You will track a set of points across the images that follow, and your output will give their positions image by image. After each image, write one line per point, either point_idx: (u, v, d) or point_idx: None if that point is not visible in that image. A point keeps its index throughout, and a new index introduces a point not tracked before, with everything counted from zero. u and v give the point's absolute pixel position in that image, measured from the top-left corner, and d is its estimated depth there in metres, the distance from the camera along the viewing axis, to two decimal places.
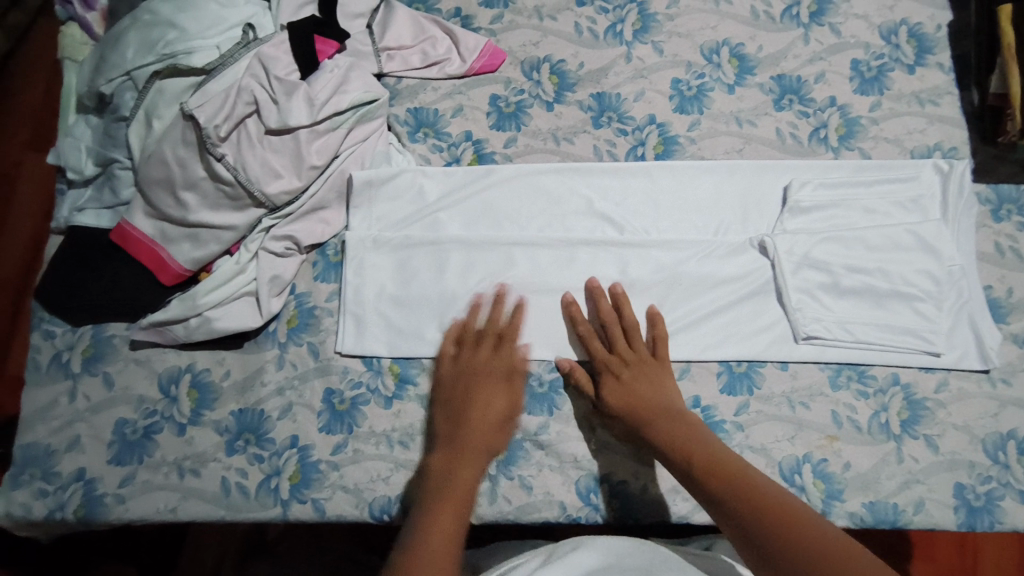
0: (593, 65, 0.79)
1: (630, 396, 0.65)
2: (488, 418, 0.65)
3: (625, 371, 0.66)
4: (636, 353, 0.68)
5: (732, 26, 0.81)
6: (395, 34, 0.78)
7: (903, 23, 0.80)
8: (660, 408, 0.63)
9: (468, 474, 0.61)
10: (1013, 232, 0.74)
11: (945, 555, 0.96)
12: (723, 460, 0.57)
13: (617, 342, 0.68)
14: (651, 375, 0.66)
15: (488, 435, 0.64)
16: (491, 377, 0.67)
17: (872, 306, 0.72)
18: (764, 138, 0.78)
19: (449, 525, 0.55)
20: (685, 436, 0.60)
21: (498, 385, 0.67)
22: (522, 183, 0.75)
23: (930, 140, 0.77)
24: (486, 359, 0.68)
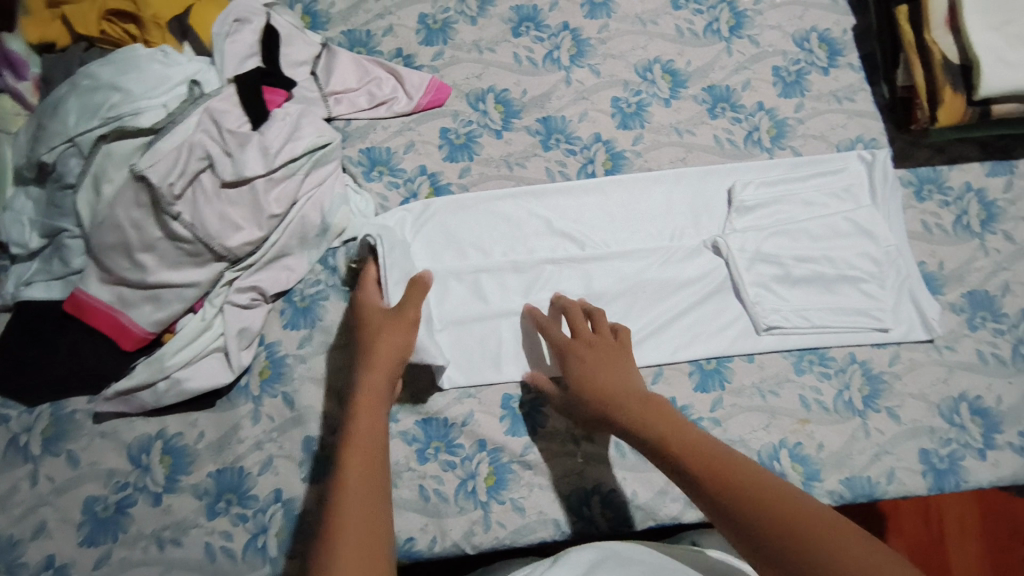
0: (536, 92, 0.82)
1: (591, 381, 0.64)
2: (377, 388, 0.60)
3: (585, 358, 0.66)
4: (599, 341, 0.67)
5: (660, 45, 0.85)
6: (340, 78, 0.79)
7: (813, 30, 0.86)
8: (621, 390, 0.62)
9: (363, 454, 0.55)
10: (937, 210, 0.80)
11: (913, 526, 1.00)
12: (702, 441, 0.55)
13: (579, 332, 0.68)
14: (610, 362, 0.65)
15: (377, 403, 0.59)
16: (383, 339, 0.64)
17: (822, 292, 0.77)
18: (703, 145, 0.82)
19: (359, 509, 0.51)
20: (657, 422, 0.58)
21: (384, 352, 0.63)
22: (481, 212, 0.77)
23: (851, 133, 0.83)
24: (378, 316, 0.66)
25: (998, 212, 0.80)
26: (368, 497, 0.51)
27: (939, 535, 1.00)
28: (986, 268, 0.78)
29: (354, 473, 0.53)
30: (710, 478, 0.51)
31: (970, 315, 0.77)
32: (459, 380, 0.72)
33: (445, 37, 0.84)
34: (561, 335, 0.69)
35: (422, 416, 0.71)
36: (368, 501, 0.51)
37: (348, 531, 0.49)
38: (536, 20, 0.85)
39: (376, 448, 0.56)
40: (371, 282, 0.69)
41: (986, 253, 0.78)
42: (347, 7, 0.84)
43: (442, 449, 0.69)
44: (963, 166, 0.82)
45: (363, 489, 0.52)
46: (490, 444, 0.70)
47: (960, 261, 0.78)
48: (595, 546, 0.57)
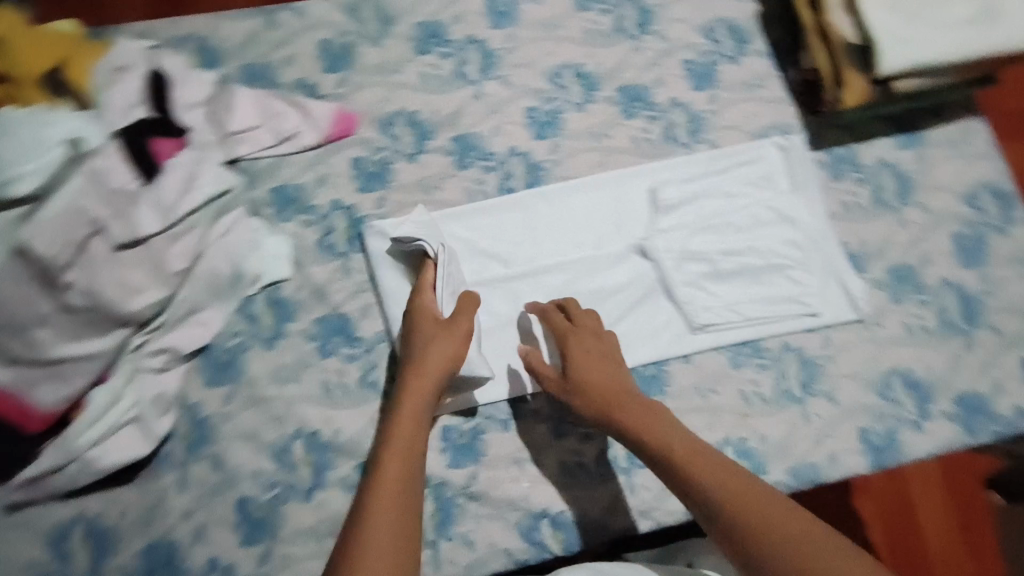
0: (447, 110, 0.80)
1: (585, 378, 0.67)
2: (418, 391, 0.64)
3: (577, 351, 0.69)
4: (598, 335, 0.70)
5: (570, 48, 0.83)
6: (240, 117, 0.75)
7: (719, 20, 0.86)
8: (615, 387, 0.67)
9: (397, 454, 0.60)
10: (854, 188, 0.81)
11: (884, 504, 0.99)
12: (685, 441, 0.61)
13: (576, 323, 0.71)
14: (603, 357, 0.69)
15: (420, 425, 0.63)
16: (426, 341, 0.66)
17: (752, 283, 0.77)
18: (622, 148, 0.81)
19: (387, 504, 0.56)
20: (647, 421, 0.63)
21: (429, 364, 0.65)
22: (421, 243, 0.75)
23: (765, 121, 0.83)
24: (427, 319, 0.68)
25: (912, 184, 0.81)
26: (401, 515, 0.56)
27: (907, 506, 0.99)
28: (906, 241, 0.79)
29: (388, 470, 0.59)
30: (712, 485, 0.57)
31: (895, 290, 0.78)
32: None
33: (347, 62, 0.80)
34: (559, 326, 0.71)
35: (359, 460, 0.69)
36: (397, 495, 0.57)
37: (376, 524, 0.55)
38: (441, 35, 0.82)
39: (411, 467, 0.59)
40: (428, 288, 0.70)
41: (905, 226, 0.80)
42: (240, 39, 0.79)
43: None
44: (875, 142, 0.82)
45: (393, 486, 0.58)
46: (433, 479, 0.69)
47: (881, 238, 0.79)
48: (587, 564, 0.59)
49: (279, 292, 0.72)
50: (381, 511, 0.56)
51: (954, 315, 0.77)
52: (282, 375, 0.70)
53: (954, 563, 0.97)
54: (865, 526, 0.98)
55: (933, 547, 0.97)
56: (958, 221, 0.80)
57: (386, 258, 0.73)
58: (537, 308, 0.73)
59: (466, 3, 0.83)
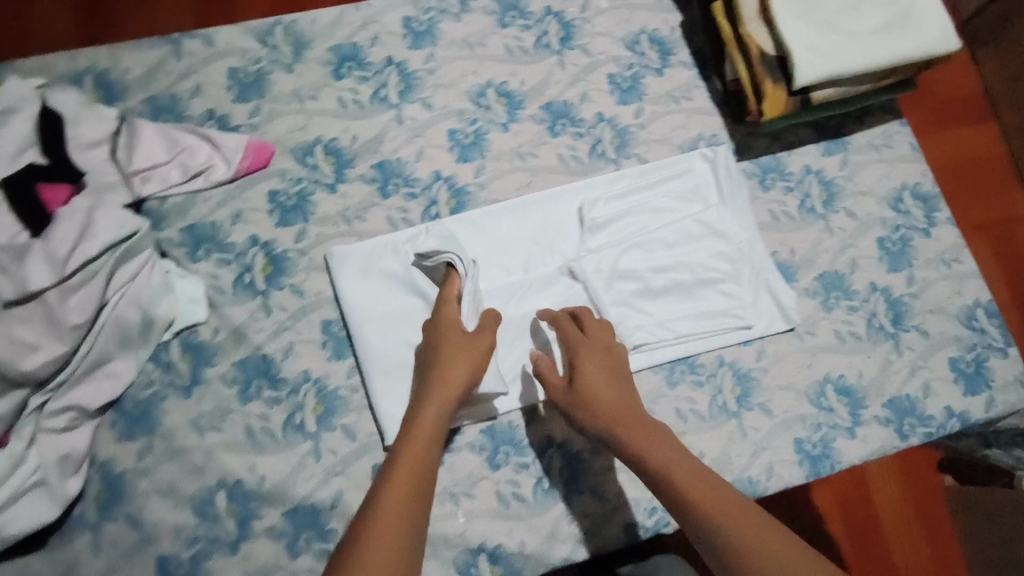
0: (366, 136, 0.77)
1: (589, 392, 0.64)
2: (439, 404, 0.61)
3: (587, 364, 0.66)
4: (610, 348, 0.68)
5: (492, 67, 0.81)
6: (146, 154, 0.71)
7: (642, 31, 0.85)
8: (622, 402, 0.64)
9: (414, 463, 0.56)
10: (782, 197, 0.81)
11: (846, 500, 0.99)
12: (689, 464, 0.58)
13: (589, 334, 0.69)
14: (613, 371, 0.66)
15: (434, 439, 0.59)
16: (449, 352, 0.64)
17: (685, 299, 0.76)
18: (548, 167, 0.79)
19: (393, 515, 0.52)
20: (653, 444, 0.59)
21: (450, 377, 0.63)
22: (368, 274, 0.72)
23: (692, 132, 0.82)
24: (453, 330, 0.65)
25: (837, 191, 0.82)
26: (404, 528, 0.51)
27: (869, 501, 1.00)
28: (833, 248, 0.80)
29: (399, 480, 0.54)
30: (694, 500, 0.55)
31: (824, 297, 0.78)
32: (325, 460, 0.68)
33: (259, 90, 0.77)
34: (572, 336, 0.69)
35: (286, 507, 0.67)
36: (406, 503, 0.53)
37: (379, 533, 0.50)
38: (358, 58, 0.79)
39: (422, 481, 0.55)
40: (453, 300, 0.68)
41: (832, 233, 0.80)
42: (144, 72, 0.76)
43: (315, 538, 0.66)
44: (801, 150, 0.83)
45: (404, 497, 0.53)
46: None
47: (809, 246, 0.80)
48: None
49: (196, 336, 0.69)
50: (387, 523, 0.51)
51: (881, 320, 0.78)
52: (200, 424, 0.67)
53: (910, 546, 0.99)
54: (823, 515, 0.99)
55: (890, 532, 0.99)
56: (882, 225, 0.81)
57: (389, 276, 0.72)
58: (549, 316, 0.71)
59: (382, 24, 0.81)
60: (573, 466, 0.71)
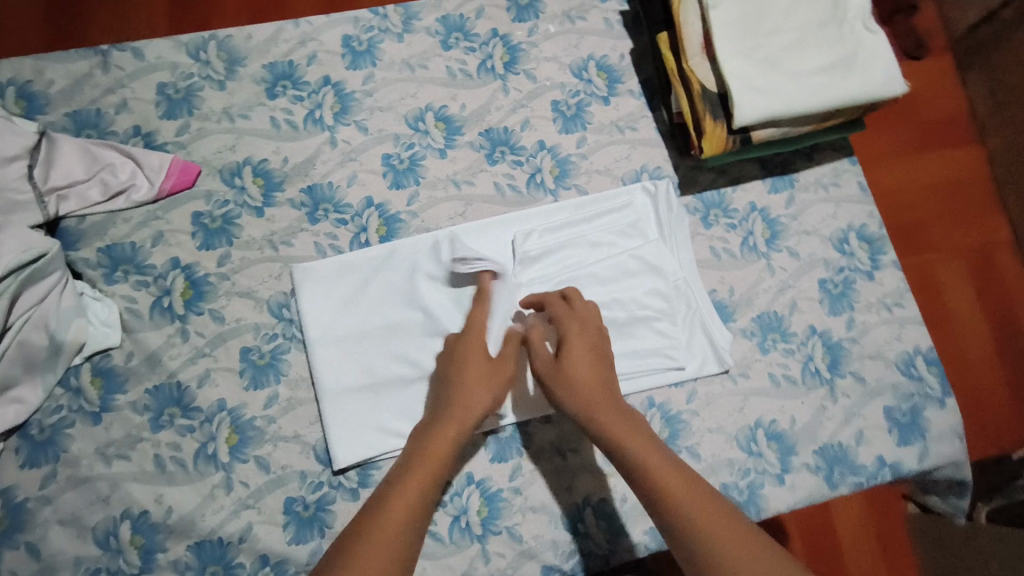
0: (298, 158, 0.75)
1: (578, 380, 0.62)
2: (455, 411, 0.60)
3: (580, 350, 0.63)
4: (602, 334, 0.66)
5: (431, 90, 0.80)
6: (63, 171, 0.69)
7: (590, 58, 0.83)
8: (607, 390, 0.62)
9: (427, 471, 0.55)
10: (724, 234, 0.79)
11: (812, 530, 0.96)
12: (659, 451, 0.56)
13: (579, 312, 0.67)
14: (602, 358, 0.64)
15: (454, 443, 0.58)
16: (468, 361, 0.63)
17: (618, 337, 0.73)
18: (484, 196, 0.77)
19: (402, 517, 0.51)
20: (631, 432, 0.58)
21: (478, 382, 0.62)
22: (324, 295, 0.71)
23: (635, 164, 0.80)
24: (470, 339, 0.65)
25: (781, 228, 0.80)
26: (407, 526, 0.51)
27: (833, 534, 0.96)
28: (773, 287, 0.78)
29: (410, 484, 0.54)
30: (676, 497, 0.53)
31: (761, 339, 0.76)
32: (235, 491, 0.66)
33: (189, 107, 0.75)
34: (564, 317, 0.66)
35: (192, 540, 0.65)
36: (417, 507, 0.52)
37: (379, 535, 0.49)
38: (293, 77, 0.77)
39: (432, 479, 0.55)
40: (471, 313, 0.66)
41: (773, 273, 0.78)
42: (70, 85, 0.74)
43: (220, 572, 0.64)
44: (746, 185, 0.81)
45: (412, 501, 0.53)
46: (273, 558, 0.65)
47: (749, 285, 0.78)
48: None
49: (108, 361, 0.68)
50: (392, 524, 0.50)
51: (818, 364, 0.76)
52: (108, 452, 0.66)
53: None
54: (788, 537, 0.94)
55: (853, 572, 0.96)
56: (825, 266, 0.79)
57: (391, 290, 0.72)
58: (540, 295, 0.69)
59: (320, 42, 0.79)
60: (491, 504, 0.69)
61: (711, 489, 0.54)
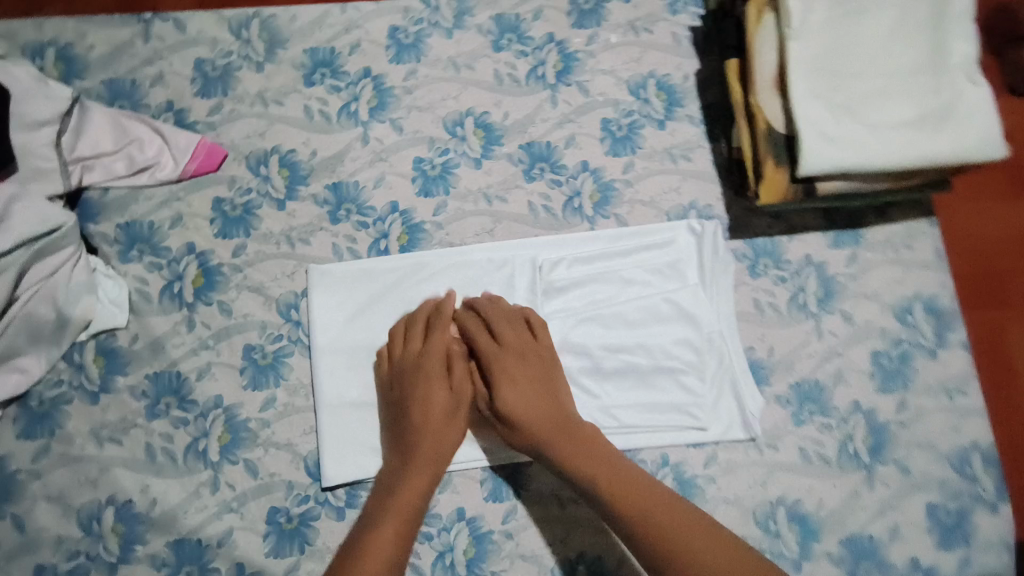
0: (327, 152, 0.72)
1: (519, 406, 0.60)
2: (426, 425, 0.60)
3: (518, 372, 0.62)
4: (542, 348, 0.64)
5: (475, 94, 0.75)
6: (91, 141, 0.68)
7: (650, 75, 0.76)
8: (559, 420, 0.59)
9: (411, 488, 0.57)
10: (771, 287, 0.71)
11: None
12: (608, 464, 0.57)
13: (506, 339, 0.63)
14: (545, 377, 0.62)
15: (424, 466, 0.59)
16: (420, 377, 0.62)
17: (638, 386, 0.68)
18: (516, 215, 0.72)
19: (390, 538, 0.54)
20: (581, 458, 0.57)
21: (436, 399, 0.61)
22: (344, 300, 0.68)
23: (684, 199, 0.73)
24: (420, 350, 0.64)
25: (838, 288, 0.72)
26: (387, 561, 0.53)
27: None
28: (819, 353, 0.70)
29: (395, 504, 0.56)
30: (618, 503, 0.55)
31: (796, 408, 0.69)
32: (221, 492, 0.65)
33: (224, 87, 0.72)
34: (496, 333, 0.64)
35: (172, 537, 0.64)
36: (401, 524, 0.55)
37: (370, 555, 0.53)
38: (333, 65, 0.74)
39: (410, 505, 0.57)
40: (421, 324, 0.65)
41: (821, 337, 0.71)
42: (108, 52, 0.72)
43: (195, 573, 0.64)
44: (805, 236, 0.72)
45: (395, 518, 0.55)
46: (249, 568, 0.64)
47: (791, 347, 0.70)
48: None
49: (113, 341, 0.66)
50: (381, 543, 0.54)
51: (857, 446, 0.69)
52: (102, 435, 0.65)
53: None
54: None
55: None
56: (883, 337, 0.71)
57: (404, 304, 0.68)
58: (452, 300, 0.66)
59: (366, 31, 0.75)
60: (479, 545, 0.66)
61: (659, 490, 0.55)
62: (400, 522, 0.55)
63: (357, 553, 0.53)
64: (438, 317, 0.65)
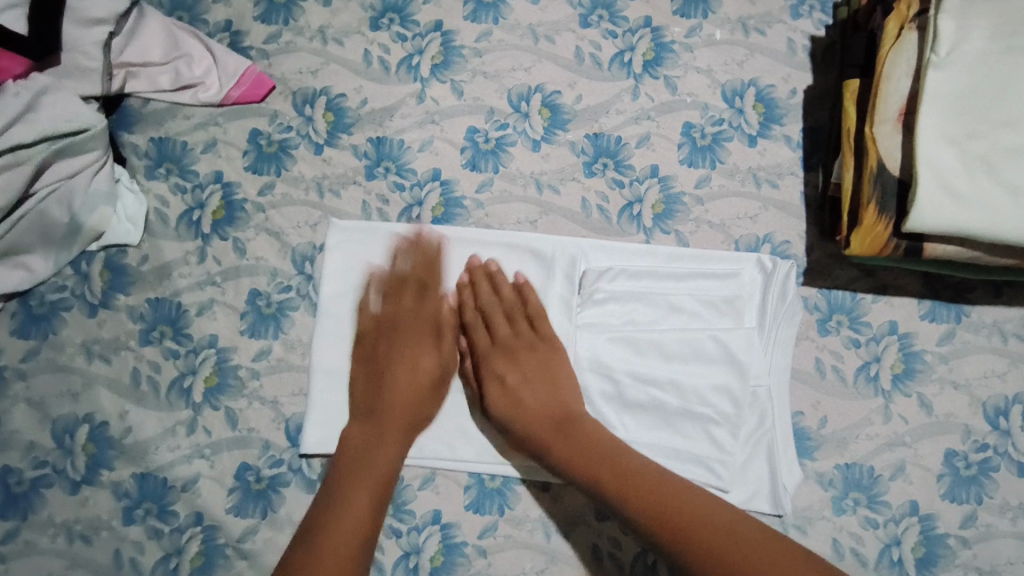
0: (377, 103, 0.66)
1: (515, 407, 0.58)
2: (410, 392, 0.59)
3: (508, 371, 0.59)
4: (542, 340, 0.60)
5: (549, 70, 0.67)
6: (140, 47, 0.64)
7: (751, 83, 0.66)
8: (556, 422, 0.56)
9: (389, 457, 0.56)
10: (841, 348, 0.61)
11: None
12: (615, 462, 0.54)
13: (496, 331, 0.61)
14: (543, 370, 0.59)
15: (402, 433, 0.58)
16: (410, 341, 0.61)
17: (661, 427, 0.59)
18: (565, 209, 0.65)
19: (365, 508, 0.53)
20: (582, 461, 0.54)
21: (414, 361, 0.60)
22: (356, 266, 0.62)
23: (760, 229, 0.64)
24: (414, 310, 0.62)
25: (921, 368, 0.61)
26: (354, 527, 0.52)
27: None
28: (880, 437, 0.60)
29: (372, 470, 0.55)
30: (646, 522, 0.51)
31: (840, 494, 0.59)
32: (195, 435, 0.60)
33: (287, 16, 0.68)
34: (492, 326, 0.61)
35: (139, 469, 0.60)
36: (377, 497, 0.54)
37: (345, 523, 0.52)
38: (404, 11, 0.68)
39: (384, 468, 0.55)
40: (410, 283, 0.62)
41: (888, 419, 0.60)
42: None
43: (152, 512, 0.59)
44: (893, 299, 0.62)
45: (370, 487, 0.54)
46: (207, 520, 0.59)
47: (849, 422, 0.60)
48: None
49: (122, 258, 0.63)
50: (354, 513, 0.53)
51: (903, 554, 0.58)
52: (93, 350, 0.62)
53: None
54: None
55: None
56: (964, 435, 0.60)
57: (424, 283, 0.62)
58: (467, 268, 0.63)
59: None
60: (448, 555, 0.59)
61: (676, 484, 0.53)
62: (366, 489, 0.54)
63: (334, 516, 0.53)
64: (432, 281, 0.62)
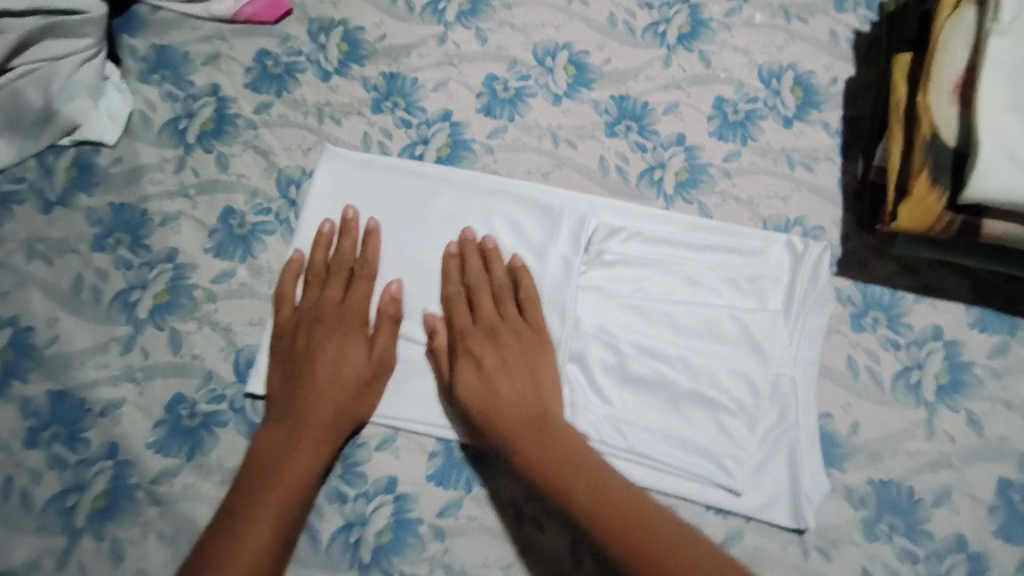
0: (395, 40, 0.63)
1: (491, 399, 0.48)
2: (332, 397, 0.49)
3: (488, 354, 0.50)
4: (528, 325, 0.52)
5: (579, 30, 0.64)
6: None
7: (790, 67, 0.63)
8: (565, 449, 0.46)
9: (303, 470, 0.47)
10: (876, 348, 0.54)
11: None
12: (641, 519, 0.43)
13: (478, 309, 0.52)
14: (529, 359, 0.50)
15: (317, 447, 0.48)
16: (331, 335, 0.51)
17: (665, 410, 0.51)
18: (581, 165, 0.60)
19: (260, 534, 0.44)
20: (602, 510, 0.43)
21: (331, 359, 0.50)
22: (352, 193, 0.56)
23: (792, 212, 0.58)
24: (337, 303, 0.52)
25: (969, 381, 0.53)
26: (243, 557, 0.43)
27: None
28: (922, 455, 0.51)
29: (276, 488, 0.46)
30: None
31: (872, 515, 0.50)
32: (128, 356, 0.53)
33: None
34: (474, 303, 0.52)
35: (56, 386, 0.52)
36: (281, 520, 0.45)
37: (236, 555, 0.43)
38: None
39: (286, 486, 0.46)
40: (343, 269, 0.53)
41: (930, 434, 0.52)
42: None
43: (61, 438, 0.50)
44: (937, 302, 0.55)
45: (275, 506, 0.45)
46: (123, 454, 0.50)
47: (883, 432, 0.52)
48: None
49: (92, 157, 0.58)
50: (250, 537, 0.44)
51: None
52: (35, 248, 0.55)
53: None
54: None
55: None
56: (1019, 463, 0.51)
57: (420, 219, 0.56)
58: (460, 240, 0.54)
59: None
60: (398, 533, 0.49)
61: (654, 509, 0.44)
62: (265, 513, 0.45)
63: (222, 542, 0.44)
64: (363, 268, 0.53)
